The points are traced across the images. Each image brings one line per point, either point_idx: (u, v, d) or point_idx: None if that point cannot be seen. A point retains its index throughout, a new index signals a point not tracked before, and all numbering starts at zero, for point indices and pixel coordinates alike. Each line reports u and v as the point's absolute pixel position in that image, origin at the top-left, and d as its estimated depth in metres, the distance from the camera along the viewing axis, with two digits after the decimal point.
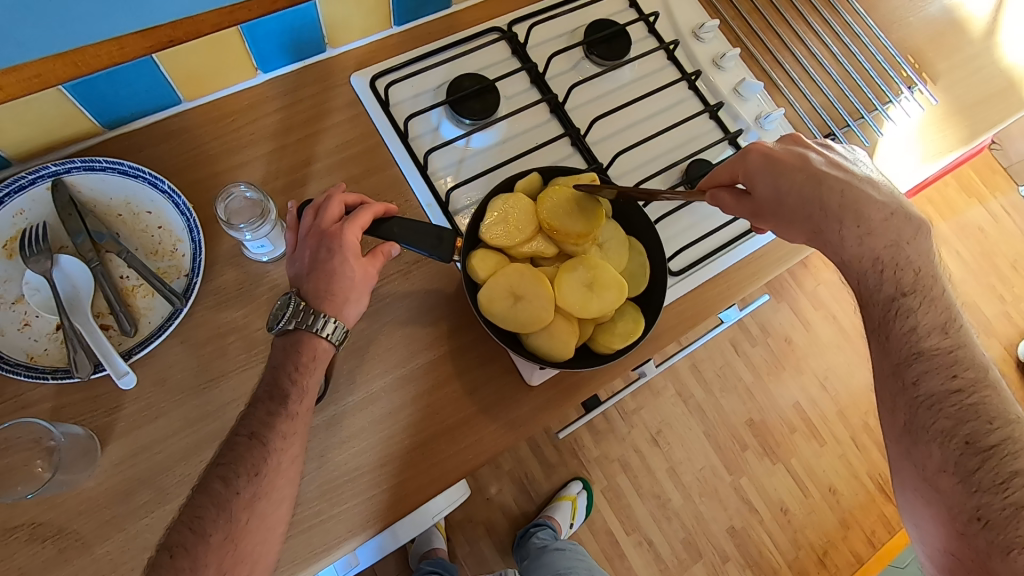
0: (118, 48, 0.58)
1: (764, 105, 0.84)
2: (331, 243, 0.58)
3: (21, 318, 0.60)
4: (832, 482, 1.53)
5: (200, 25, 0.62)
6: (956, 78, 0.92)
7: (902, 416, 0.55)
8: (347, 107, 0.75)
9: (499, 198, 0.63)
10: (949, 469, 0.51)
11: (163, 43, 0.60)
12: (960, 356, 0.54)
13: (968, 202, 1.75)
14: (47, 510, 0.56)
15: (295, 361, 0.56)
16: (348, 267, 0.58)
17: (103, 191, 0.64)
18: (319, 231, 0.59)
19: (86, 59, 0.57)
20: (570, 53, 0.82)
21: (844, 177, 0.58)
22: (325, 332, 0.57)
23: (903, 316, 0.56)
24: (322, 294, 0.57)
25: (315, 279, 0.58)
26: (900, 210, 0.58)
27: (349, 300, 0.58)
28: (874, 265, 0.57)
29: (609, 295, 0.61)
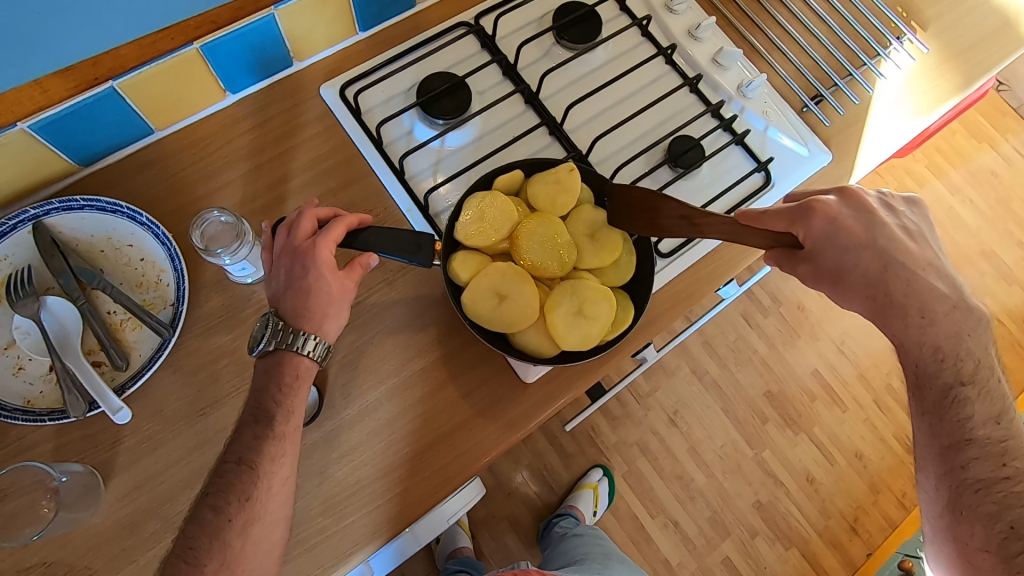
0: (42, 90, 0.57)
1: (746, 72, 0.81)
2: (304, 259, 0.57)
3: (14, 362, 0.61)
4: (857, 448, 1.51)
5: (128, 57, 0.60)
6: (947, 23, 0.88)
7: (947, 494, 0.58)
8: (319, 119, 0.74)
9: (474, 197, 0.62)
10: (990, 550, 0.54)
11: (94, 80, 0.60)
12: (1011, 446, 0.56)
13: (978, 147, 1.70)
14: (57, 549, 0.57)
15: (278, 382, 0.56)
16: (324, 283, 0.57)
17: (83, 229, 0.64)
18: (292, 248, 0.58)
19: (13, 105, 0.57)
20: (540, 40, 0.80)
21: (908, 261, 0.59)
22: (306, 350, 0.56)
23: (960, 405, 0.58)
24: (301, 312, 0.57)
25: (292, 299, 0.57)
26: (962, 303, 0.59)
27: (328, 315, 0.58)
28: (935, 354, 0.58)
29: (599, 313, 0.59)
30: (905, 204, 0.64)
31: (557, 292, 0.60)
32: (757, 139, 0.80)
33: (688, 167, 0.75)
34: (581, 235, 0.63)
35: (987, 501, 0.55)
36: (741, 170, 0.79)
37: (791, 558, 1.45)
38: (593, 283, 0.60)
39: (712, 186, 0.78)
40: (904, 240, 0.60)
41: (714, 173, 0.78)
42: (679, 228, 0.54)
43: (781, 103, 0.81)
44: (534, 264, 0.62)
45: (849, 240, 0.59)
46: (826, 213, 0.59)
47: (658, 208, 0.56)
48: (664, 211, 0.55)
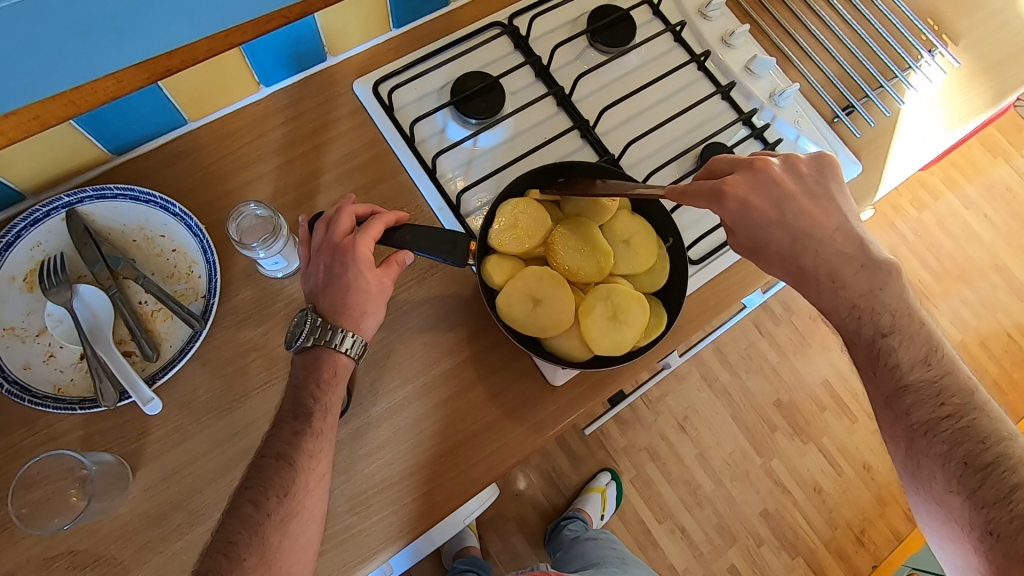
0: (116, 82, 0.60)
1: (777, 81, 0.81)
2: (343, 257, 0.57)
3: (45, 349, 0.61)
4: (866, 459, 1.51)
5: (201, 51, 0.63)
6: (979, 36, 0.88)
7: (901, 445, 0.52)
8: (352, 115, 0.74)
9: (506, 204, 0.61)
10: (955, 491, 0.48)
11: (166, 72, 0.62)
12: (947, 384, 0.51)
13: (994, 161, 1.69)
14: (85, 538, 0.57)
15: (316, 378, 0.56)
16: (363, 280, 0.57)
17: (116, 218, 0.64)
18: (330, 245, 0.58)
19: (84, 97, 0.59)
20: (574, 43, 0.80)
21: (818, 232, 0.56)
22: (344, 347, 0.56)
23: (885, 355, 0.53)
24: (339, 309, 0.57)
25: (331, 296, 0.57)
26: (870, 261, 0.55)
27: (365, 313, 0.58)
28: (850, 312, 0.55)
29: (634, 319, 0.59)
30: (816, 168, 0.59)
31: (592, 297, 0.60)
32: (788, 148, 0.80)
33: None
34: (618, 241, 0.63)
35: (938, 444, 0.49)
36: None
37: (797, 567, 1.44)
38: (628, 289, 0.60)
39: None
40: (815, 211, 0.56)
41: None
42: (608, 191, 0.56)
43: (811, 111, 0.81)
44: (569, 268, 0.62)
45: (762, 219, 0.56)
46: (735, 197, 0.56)
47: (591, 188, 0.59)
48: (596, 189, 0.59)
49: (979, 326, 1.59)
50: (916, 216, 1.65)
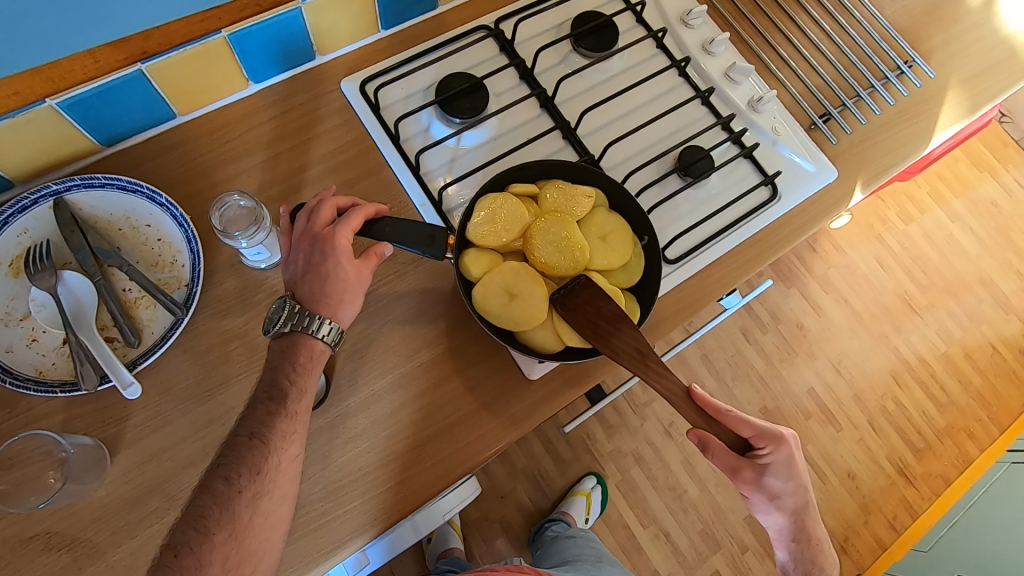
0: (94, 61, 0.58)
1: (756, 88, 0.83)
2: (323, 246, 0.59)
3: (28, 333, 0.62)
4: (850, 467, 1.52)
5: (176, 32, 0.61)
6: (955, 50, 0.90)
7: None
8: (339, 112, 0.76)
9: (486, 198, 0.63)
10: None
11: (143, 54, 0.61)
12: None
13: (979, 176, 1.72)
14: (61, 520, 0.58)
15: (292, 362, 0.57)
16: (341, 269, 0.59)
17: (102, 207, 0.66)
18: (311, 234, 0.60)
19: (63, 73, 0.58)
20: (558, 47, 0.82)
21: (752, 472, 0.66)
22: (321, 333, 0.58)
23: None
24: (317, 297, 0.59)
25: (310, 285, 0.59)
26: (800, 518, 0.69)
27: (343, 300, 0.59)
28: None
29: None
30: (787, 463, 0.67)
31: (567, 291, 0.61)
32: (766, 152, 0.82)
33: (697, 177, 0.76)
34: (594, 237, 0.64)
35: None
36: (748, 183, 0.80)
37: None
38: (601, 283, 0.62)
39: (720, 197, 0.79)
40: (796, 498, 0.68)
41: (722, 184, 0.79)
42: (631, 361, 0.59)
43: (791, 121, 0.83)
44: (546, 263, 0.63)
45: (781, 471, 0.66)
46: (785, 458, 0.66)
47: (613, 341, 0.59)
48: (618, 345, 0.59)
49: (964, 338, 1.61)
50: (903, 229, 1.67)
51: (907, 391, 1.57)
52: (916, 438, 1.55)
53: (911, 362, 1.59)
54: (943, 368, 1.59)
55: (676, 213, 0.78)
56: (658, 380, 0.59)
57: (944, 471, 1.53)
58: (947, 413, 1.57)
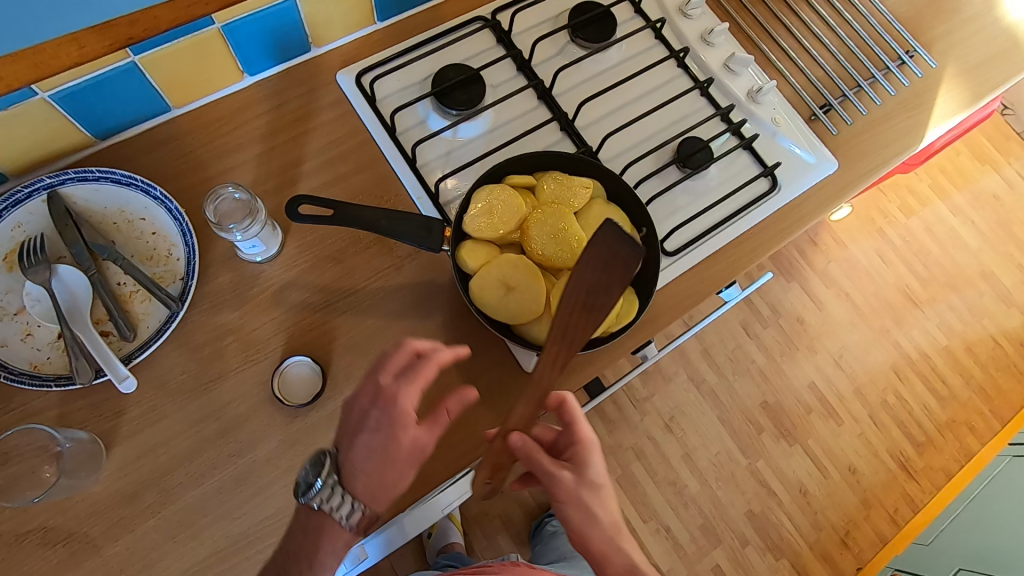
0: (78, 47, 0.52)
1: (756, 79, 0.83)
2: (328, 266, 0.58)
3: (23, 328, 0.61)
4: (851, 461, 1.52)
5: (164, 18, 0.54)
6: (956, 40, 0.89)
7: None
8: (334, 105, 0.75)
9: (483, 190, 0.63)
10: None
11: (127, 42, 0.53)
12: None
13: (981, 169, 1.71)
14: (56, 515, 0.58)
15: (318, 550, 0.56)
16: (394, 451, 0.56)
17: (96, 200, 0.65)
18: (313, 257, 0.59)
19: (47, 59, 0.51)
20: (555, 38, 0.81)
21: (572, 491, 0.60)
22: (347, 519, 0.56)
23: None
24: (355, 468, 0.56)
25: (353, 447, 0.56)
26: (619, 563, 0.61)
27: (380, 482, 0.56)
28: None
29: (604, 308, 0.60)
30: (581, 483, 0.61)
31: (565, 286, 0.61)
32: (765, 143, 0.81)
33: (696, 168, 0.76)
34: (591, 229, 0.64)
35: None
36: (747, 175, 0.80)
37: (781, 569, 1.45)
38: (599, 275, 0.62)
39: (719, 188, 0.78)
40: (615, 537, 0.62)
41: (721, 176, 0.79)
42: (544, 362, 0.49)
43: (792, 114, 0.82)
44: (544, 255, 0.63)
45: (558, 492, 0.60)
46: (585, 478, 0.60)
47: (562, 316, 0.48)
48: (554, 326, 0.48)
49: (965, 332, 1.60)
50: (904, 222, 1.67)
51: (908, 385, 1.57)
52: (916, 432, 1.54)
53: (912, 356, 1.58)
54: (944, 362, 1.59)
55: (674, 205, 0.77)
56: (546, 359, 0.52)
57: (945, 465, 1.52)
58: (949, 407, 1.56)
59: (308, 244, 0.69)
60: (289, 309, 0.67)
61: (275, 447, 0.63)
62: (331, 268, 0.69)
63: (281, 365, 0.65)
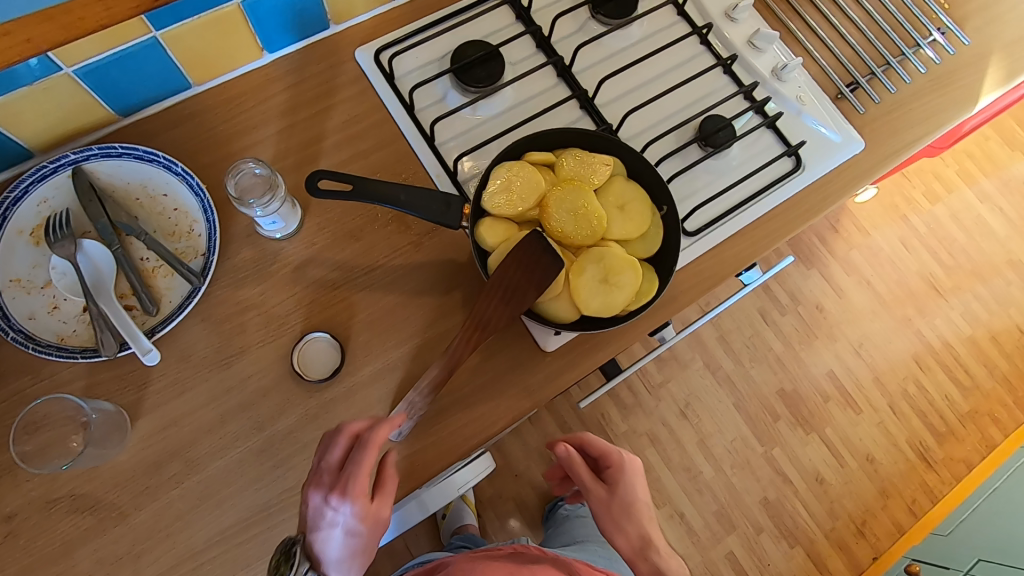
0: (105, 7, 0.47)
1: (781, 56, 0.81)
2: (335, 516, 0.54)
3: (50, 301, 0.63)
4: (870, 451, 1.50)
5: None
6: (992, 16, 0.86)
7: None
8: (353, 82, 0.75)
9: (502, 166, 0.62)
10: None
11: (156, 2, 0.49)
12: None
13: (1011, 155, 1.67)
14: (85, 482, 0.59)
15: None
16: (359, 535, 0.56)
17: (119, 177, 0.66)
18: (324, 485, 0.55)
19: (75, 21, 0.47)
20: (575, 14, 0.80)
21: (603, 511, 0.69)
22: None
23: None
24: (331, 559, 0.56)
25: (323, 543, 0.55)
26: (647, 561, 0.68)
27: (358, 561, 0.57)
28: None
29: (624, 285, 0.59)
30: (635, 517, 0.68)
31: (584, 263, 0.60)
32: (789, 122, 0.80)
33: (718, 147, 0.74)
34: (611, 206, 0.63)
35: None
36: (770, 154, 0.78)
37: (796, 557, 1.44)
38: (619, 253, 0.61)
39: (740, 167, 0.77)
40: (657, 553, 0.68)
41: (743, 155, 0.77)
42: (462, 334, 0.59)
43: (817, 92, 0.80)
44: (563, 232, 0.62)
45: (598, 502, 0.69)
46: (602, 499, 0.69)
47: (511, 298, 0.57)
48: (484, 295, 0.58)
49: (991, 322, 1.57)
50: (930, 209, 1.63)
51: (930, 375, 1.54)
52: (938, 423, 1.52)
53: (935, 345, 1.55)
54: (968, 352, 1.56)
55: (694, 184, 0.76)
56: (483, 330, 0.59)
57: (966, 457, 1.50)
58: (972, 398, 1.54)
59: (327, 221, 0.69)
60: (309, 285, 0.67)
61: (295, 421, 0.63)
62: (351, 245, 0.69)
63: (301, 341, 0.65)
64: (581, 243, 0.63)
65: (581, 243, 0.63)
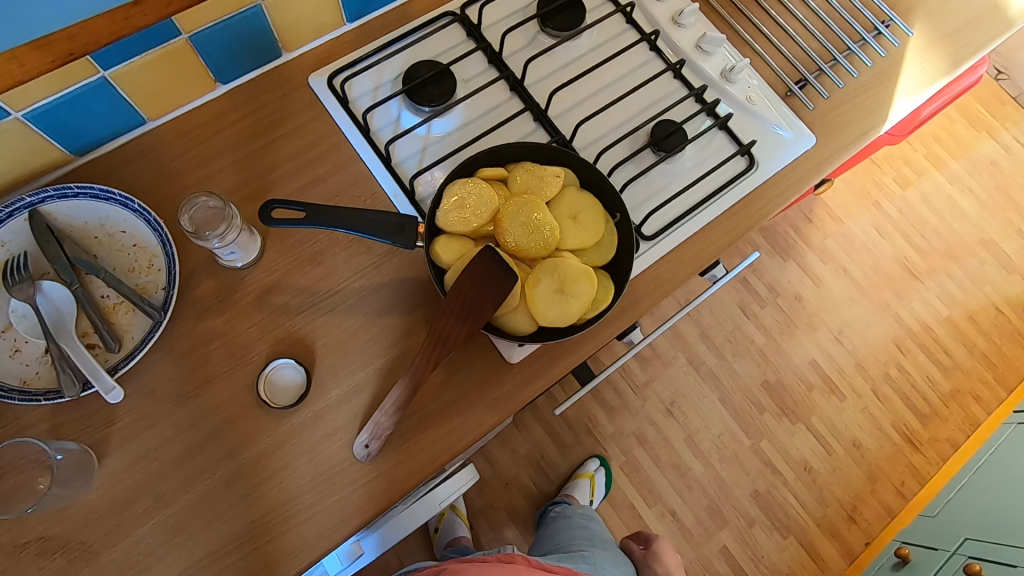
0: (19, 64, 0.48)
1: (729, 57, 0.82)
2: None
3: (11, 345, 0.63)
4: (856, 437, 1.51)
5: (103, 31, 0.50)
6: (934, 6, 0.88)
7: None
8: (308, 108, 0.75)
9: (454, 184, 0.63)
10: None
11: (70, 56, 0.49)
12: None
13: (978, 136, 1.70)
14: (53, 524, 0.59)
15: None
16: None
17: (77, 216, 0.66)
18: None
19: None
20: (525, 28, 0.81)
21: None
22: None
23: None
24: None
25: None
26: None
27: None
28: None
29: (578, 295, 0.60)
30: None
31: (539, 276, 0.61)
32: (741, 122, 0.81)
33: (670, 151, 0.76)
34: (564, 217, 0.64)
35: None
36: (724, 154, 0.79)
37: (789, 547, 1.45)
38: (573, 263, 0.62)
39: (695, 169, 0.78)
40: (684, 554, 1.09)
41: (697, 156, 0.79)
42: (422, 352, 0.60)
43: (766, 90, 0.82)
44: (518, 246, 0.63)
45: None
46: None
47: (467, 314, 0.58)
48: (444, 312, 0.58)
49: (967, 301, 1.59)
50: (901, 195, 1.65)
51: (911, 358, 1.56)
52: (921, 404, 1.54)
53: (914, 328, 1.57)
54: (947, 333, 1.58)
55: (650, 189, 0.77)
56: (442, 346, 0.60)
57: (951, 436, 1.52)
58: (953, 378, 1.56)
59: (287, 247, 0.70)
60: (272, 312, 0.68)
61: (263, 448, 0.64)
62: (312, 270, 0.69)
63: (266, 368, 0.66)
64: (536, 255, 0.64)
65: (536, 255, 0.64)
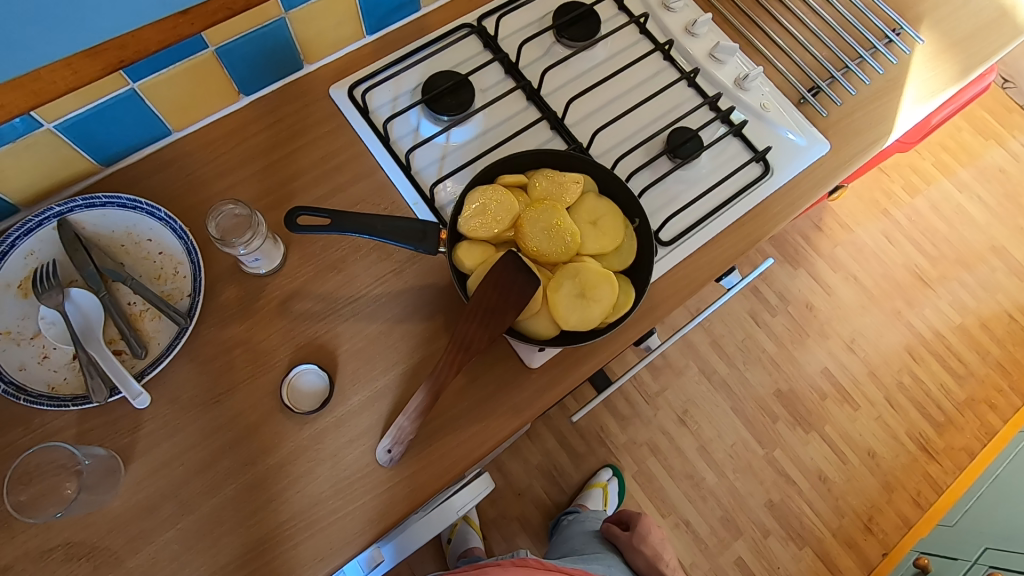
0: (72, 71, 0.49)
1: (742, 66, 0.83)
2: None
3: (40, 351, 0.63)
4: (870, 446, 1.50)
5: (151, 40, 0.51)
6: (943, 15, 0.89)
7: None
8: (328, 119, 0.77)
9: (476, 191, 0.64)
10: None
11: (120, 64, 0.51)
12: None
13: (985, 144, 1.70)
14: (80, 530, 0.60)
15: None
16: None
17: (104, 225, 0.67)
18: None
19: (42, 86, 0.49)
20: (541, 39, 0.82)
21: None
22: None
23: None
24: None
25: None
26: None
27: None
28: None
29: (600, 299, 0.61)
30: None
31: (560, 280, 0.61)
32: (755, 129, 0.82)
33: (686, 158, 0.76)
34: (584, 223, 0.65)
35: None
36: (738, 161, 0.80)
37: (805, 558, 1.43)
38: (594, 268, 0.62)
39: (710, 176, 0.79)
40: None
41: (713, 163, 0.80)
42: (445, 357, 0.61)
43: (779, 98, 0.83)
44: (538, 251, 0.64)
45: None
46: None
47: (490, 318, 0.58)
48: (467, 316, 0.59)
49: (979, 309, 1.59)
50: (910, 202, 1.65)
51: (924, 366, 1.55)
52: (936, 413, 1.52)
53: (926, 336, 1.57)
54: (960, 340, 1.57)
55: (666, 195, 0.78)
56: (465, 352, 0.60)
57: (967, 445, 1.50)
58: (967, 386, 1.54)
59: (309, 255, 0.70)
60: (294, 319, 0.68)
61: (287, 454, 0.64)
62: (334, 277, 0.70)
63: (289, 374, 0.66)
64: (557, 260, 0.64)
65: (557, 260, 0.64)
